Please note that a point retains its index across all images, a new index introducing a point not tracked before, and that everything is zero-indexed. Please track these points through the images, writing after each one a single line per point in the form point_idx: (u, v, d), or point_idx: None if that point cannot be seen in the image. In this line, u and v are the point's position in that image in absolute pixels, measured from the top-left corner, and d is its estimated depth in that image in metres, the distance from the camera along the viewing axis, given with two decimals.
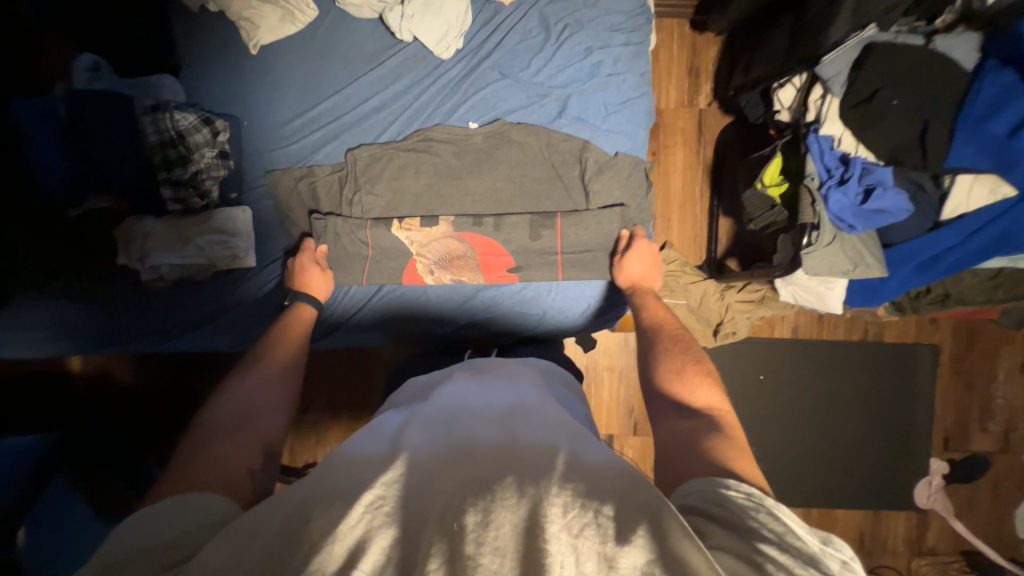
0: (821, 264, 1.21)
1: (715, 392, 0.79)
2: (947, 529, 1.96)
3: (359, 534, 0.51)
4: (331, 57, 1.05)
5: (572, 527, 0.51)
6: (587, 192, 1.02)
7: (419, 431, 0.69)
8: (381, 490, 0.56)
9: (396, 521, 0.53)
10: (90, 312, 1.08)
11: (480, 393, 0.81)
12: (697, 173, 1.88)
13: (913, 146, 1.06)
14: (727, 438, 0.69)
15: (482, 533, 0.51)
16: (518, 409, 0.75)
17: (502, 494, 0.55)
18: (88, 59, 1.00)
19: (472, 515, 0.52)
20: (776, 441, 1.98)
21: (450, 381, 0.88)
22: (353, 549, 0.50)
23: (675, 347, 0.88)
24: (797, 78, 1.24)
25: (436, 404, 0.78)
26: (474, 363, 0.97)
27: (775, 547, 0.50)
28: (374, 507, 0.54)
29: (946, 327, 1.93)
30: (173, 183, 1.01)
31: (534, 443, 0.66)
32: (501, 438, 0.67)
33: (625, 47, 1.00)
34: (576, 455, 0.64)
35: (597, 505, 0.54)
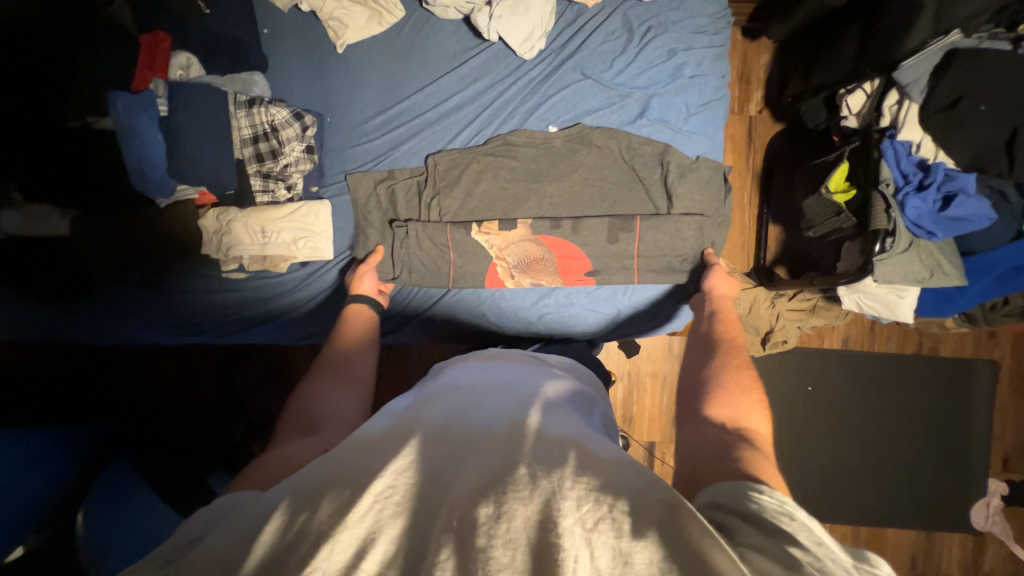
0: (896, 271, 1.19)
1: (760, 412, 0.71)
2: (1006, 554, 1.88)
3: (368, 526, 0.48)
4: (414, 57, 1.07)
5: (586, 521, 0.48)
6: (669, 196, 1.01)
7: (429, 414, 0.68)
8: (390, 477, 0.53)
9: (404, 512, 0.51)
10: (173, 301, 1.12)
11: (497, 384, 0.79)
12: (747, 180, 1.86)
13: (999, 153, 1.04)
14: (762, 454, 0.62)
15: (494, 525, 0.48)
16: (535, 398, 0.74)
17: (514, 487, 0.52)
18: (181, 57, 1.03)
19: (484, 508, 0.50)
20: (824, 456, 1.93)
21: (462, 368, 0.87)
22: (360, 543, 0.47)
23: (724, 358, 0.82)
24: (868, 84, 1.23)
25: (453, 390, 0.76)
26: (497, 354, 0.95)
27: (809, 553, 0.44)
28: (382, 496, 0.51)
29: (1006, 342, 1.88)
30: (265, 175, 1.05)
31: (547, 432, 0.63)
32: (513, 425, 0.65)
33: (709, 49, 1.01)
34: (589, 448, 0.61)
35: (613, 499, 0.51)
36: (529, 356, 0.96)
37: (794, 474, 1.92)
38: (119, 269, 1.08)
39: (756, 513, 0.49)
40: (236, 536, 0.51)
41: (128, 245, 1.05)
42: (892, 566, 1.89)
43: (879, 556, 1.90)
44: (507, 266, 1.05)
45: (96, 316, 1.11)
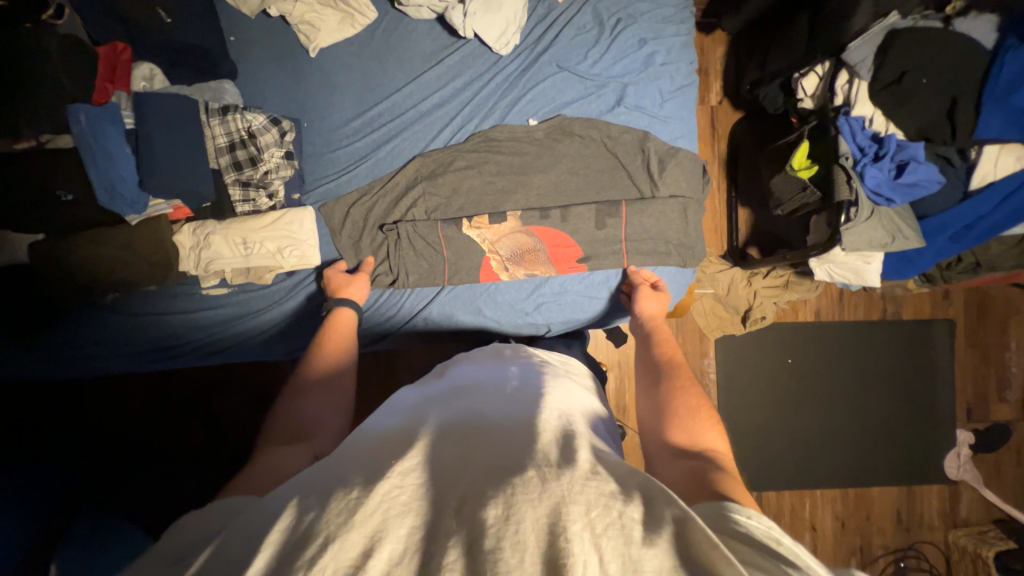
0: (862, 239, 1.26)
1: (721, 437, 0.74)
2: (978, 499, 2.01)
3: (375, 524, 0.46)
4: (390, 58, 1.07)
5: (596, 525, 0.46)
6: (653, 180, 1.04)
7: (436, 416, 0.68)
8: (396, 477, 0.52)
9: (412, 511, 0.49)
10: (143, 325, 1.07)
11: (505, 385, 0.78)
12: (714, 166, 1.94)
13: (942, 122, 1.14)
14: (730, 475, 0.64)
15: (502, 527, 0.46)
16: (541, 398, 0.73)
17: (522, 489, 0.50)
18: (144, 68, 1.00)
19: (491, 508, 0.48)
20: (808, 424, 2.01)
21: (467, 369, 0.88)
22: (370, 540, 0.45)
23: (672, 381, 0.85)
24: (819, 66, 1.30)
25: (459, 394, 0.75)
26: (501, 351, 0.97)
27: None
28: (389, 496, 0.49)
29: (959, 301, 2.02)
30: (243, 184, 1.01)
31: (554, 433, 0.63)
32: (517, 424, 0.64)
33: (676, 38, 1.06)
34: (597, 452, 0.61)
35: (624, 505, 0.49)
36: (524, 351, 0.99)
37: (783, 446, 1.99)
38: (81, 296, 1.00)
39: (748, 532, 0.49)
40: (247, 537, 0.48)
41: (95, 266, 0.98)
42: (880, 522, 1.99)
43: (867, 514, 2.00)
44: (500, 255, 1.05)
45: (61, 347, 1.05)
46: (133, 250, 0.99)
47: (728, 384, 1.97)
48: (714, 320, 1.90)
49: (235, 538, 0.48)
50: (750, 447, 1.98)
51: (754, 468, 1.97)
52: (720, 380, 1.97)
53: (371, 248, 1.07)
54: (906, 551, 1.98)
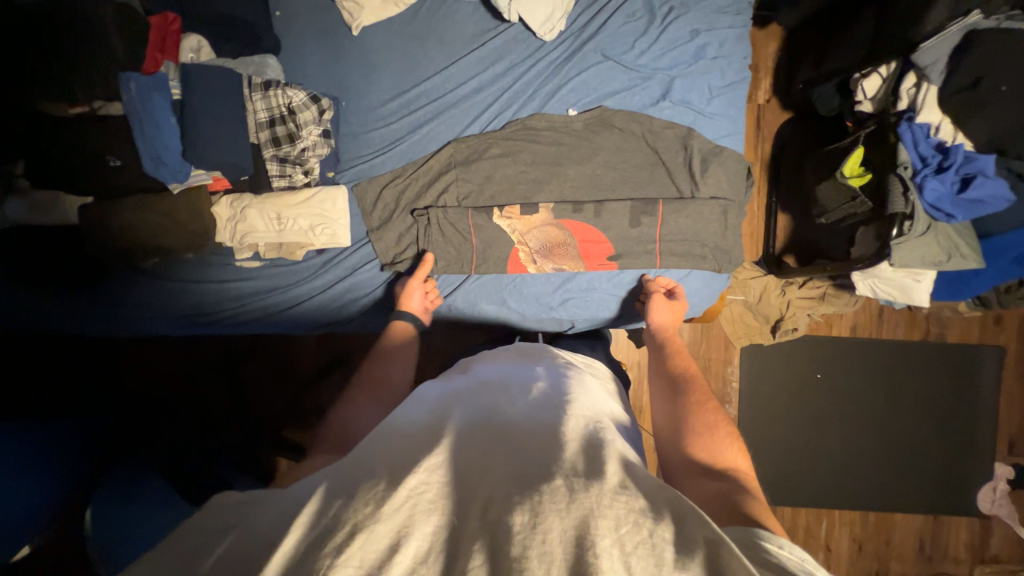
0: (915, 255, 1.19)
1: (742, 456, 0.73)
2: (1011, 536, 1.91)
3: (402, 520, 0.48)
4: (431, 39, 1.05)
5: (626, 542, 0.46)
6: (693, 180, 1.00)
7: (460, 413, 0.69)
8: (424, 474, 0.53)
9: (438, 509, 0.50)
10: (183, 291, 1.11)
11: (528, 384, 0.78)
12: (756, 168, 1.85)
13: (1019, 134, 1.04)
14: (756, 499, 0.63)
15: (529, 535, 0.46)
16: (565, 400, 0.72)
17: (550, 497, 0.50)
18: (193, 39, 1.00)
19: (518, 515, 0.48)
20: (833, 442, 1.94)
21: (491, 365, 0.88)
22: (396, 534, 0.46)
23: (688, 395, 0.83)
24: (884, 67, 1.22)
25: (482, 391, 0.76)
26: (525, 350, 0.96)
27: None
28: (416, 491, 0.51)
29: (1012, 328, 1.89)
30: (281, 159, 1.02)
31: (579, 439, 0.62)
32: (541, 427, 0.64)
33: (731, 30, 1.00)
34: (625, 463, 0.60)
35: (653, 523, 0.48)
36: (544, 350, 0.98)
37: (804, 463, 1.93)
38: (129, 259, 1.05)
39: (781, 563, 0.48)
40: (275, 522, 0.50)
41: (140, 231, 1.02)
42: (901, 550, 1.91)
43: (888, 541, 1.92)
44: (529, 248, 1.04)
45: (105, 308, 1.10)
46: (172, 219, 1.02)
47: (751, 395, 1.91)
48: (741, 328, 1.83)
49: (266, 518, 0.52)
50: (769, 461, 1.92)
51: (772, 483, 1.92)
52: (743, 390, 1.91)
53: (401, 231, 1.07)
54: None
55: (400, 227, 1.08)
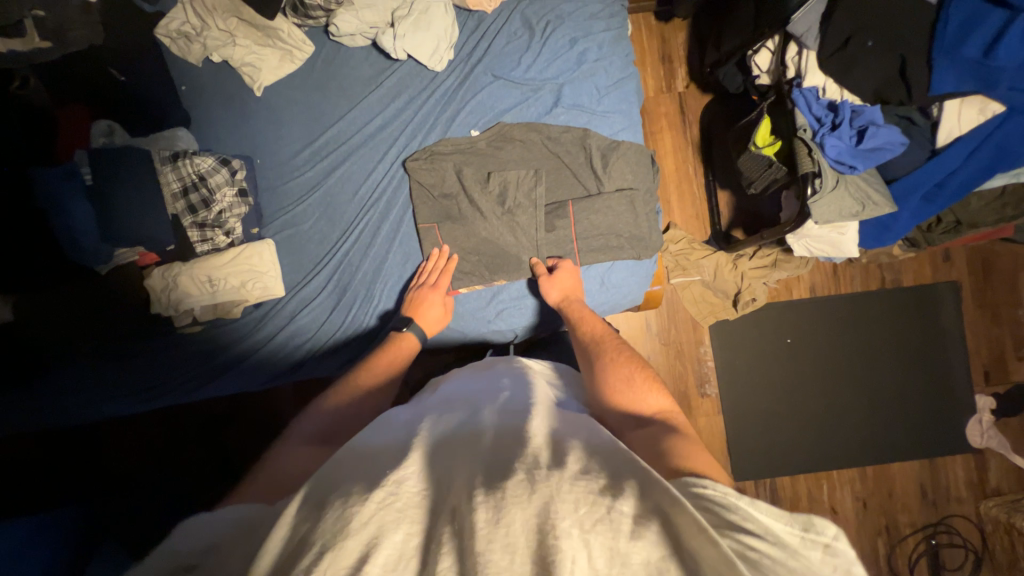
0: (831, 210, 1.22)
1: (660, 395, 0.81)
2: (1006, 464, 1.93)
3: (371, 532, 0.46)
4: (331, 87, 1.11)
5: (584, 522, 0.46)
6: (598, 177, 1.06)
7: (431, 429, 0.67)
8: (392, 485, 0.52)
9: (407, 518, 0.49)
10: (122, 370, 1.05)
11: (495, 396, 0.77)
12: (687, 152, 1.90)
13: (896, 81, 1.10)
14: (682, 434, 0.70)
15: (492, 530, 0.45)
16: (531, 405, 0.72)
17: (512, 491, 0.49)
18: (102, 124, 1.03)
19: (481, 511, 0.47)
20: (816, 403, 1.95)
21: (456, 383, 0.88)
22: (365, 547, 0.45)
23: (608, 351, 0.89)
24: (770, 41, 1.28)
25: (451, 409, 0.75)
26: (489, 363, 0.96)
27: (763, 540, 0.47)
28: (385, 502, 0.49)
29: (962, 260, 1.94)
30: (200, 225, 1.05)
31: (543, 437, 0.61)
32: (508, 430, 0.64)
33: (607, 33, 1.08)
34: (590, 447, 0.60)
35: (613, 500, 0.48)
36: (508, 360, 0.97)
37: (792, 428, 1.93)
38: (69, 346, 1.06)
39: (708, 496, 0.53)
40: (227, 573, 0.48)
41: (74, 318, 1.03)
42: (904, 499, 1.91)
43: (890, 492, 1.92)
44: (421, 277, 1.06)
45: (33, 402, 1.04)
46: (117, 297, 1.05)
47: (728, 371, 1.92)
48: (705, 307, 1.86)
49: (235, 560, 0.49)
50: (760, 434, 1.92)
51: (767, 456, 1.91)
52: (719, 367, 1.92)
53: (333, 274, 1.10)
54: (936, 527, 1.90)
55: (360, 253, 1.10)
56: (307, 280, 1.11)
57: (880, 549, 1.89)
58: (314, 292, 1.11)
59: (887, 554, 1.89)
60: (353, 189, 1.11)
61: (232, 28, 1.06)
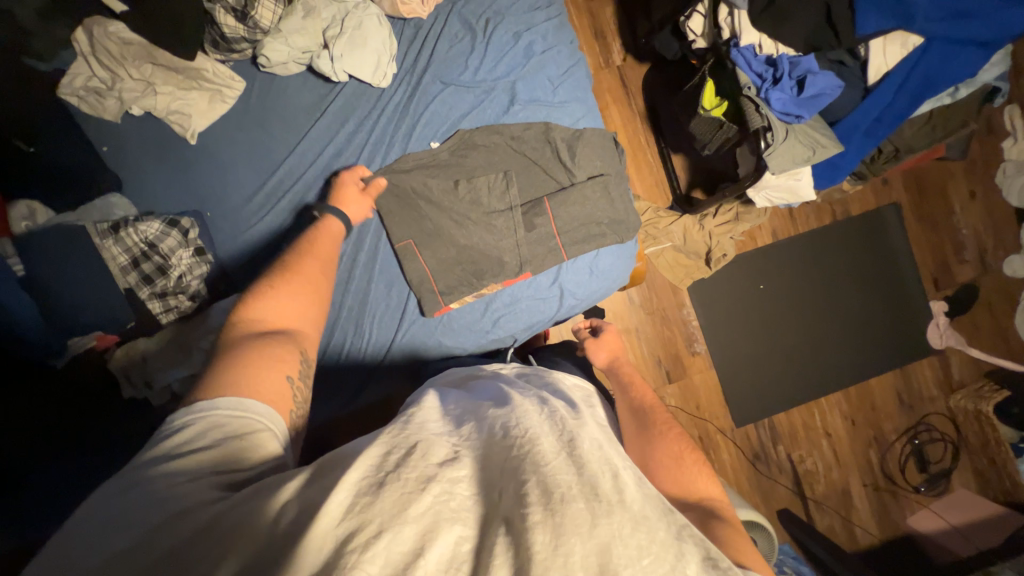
0: (785, 159, 1.26)
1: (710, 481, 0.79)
2: (965, 357, 2.12)
3: (428, 523, 0.45)
4: (273, 121, 1.04)
5: (648, 574, 0.45)
6: (568, 168, 1.05)
7: (482, 414, 0.63)
8: (445, 481, 0.50)
9: (460, 518, 0.47)
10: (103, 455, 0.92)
11: (541, 391, 0.73)
12: (637, 124, 1.93)
13: (824, 28, 1.16)
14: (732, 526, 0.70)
15: (550, 557, 0.43)
16: (578, 412, 0.67)
17: (573, 523, 0.47)
18: (22, 207, 0.92)
19: (538, 533, 0.45)
20: (796, 339, 2.06)
21: (486, 378, 0.82)
22: (421, 539, 0.44)
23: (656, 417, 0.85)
24: (700, 5, 1.29)
25: (497, 394, 0.70)
26: (509, 367, 0.91)
27: None
28: (440, 499, 0.48)
29: (899, 183, 2.09)
30: (160, 295, 0.97)
31: (601, 459, 0.57)
32: (562, 432, 0.59)
33: (549, 22, 1.07)
34: (640, 486, 0.57)
35: (678, 563, 0.47)
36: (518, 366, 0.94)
37: (779, 366, 2.04)
38: None
39: None
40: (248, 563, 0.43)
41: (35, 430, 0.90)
42: (886, 409, 2.07)
43: (873, 406, 2.07)
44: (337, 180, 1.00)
45: None
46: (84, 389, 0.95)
47: (713, 326, 2.00)
48: (681, 270, 1.92)
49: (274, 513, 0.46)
50: (752, 378, 2.01)
51: (762, 397, 2.01)
52: (704, 324, 1.99)
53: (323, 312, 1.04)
54: (917, 427, 2.08)
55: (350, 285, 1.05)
56: None
57: (873, 458, 2.05)
58: None
59: (880, 461, 2.05)
60: (312, 210, 1.02)
61: (149, 75, 0.97)
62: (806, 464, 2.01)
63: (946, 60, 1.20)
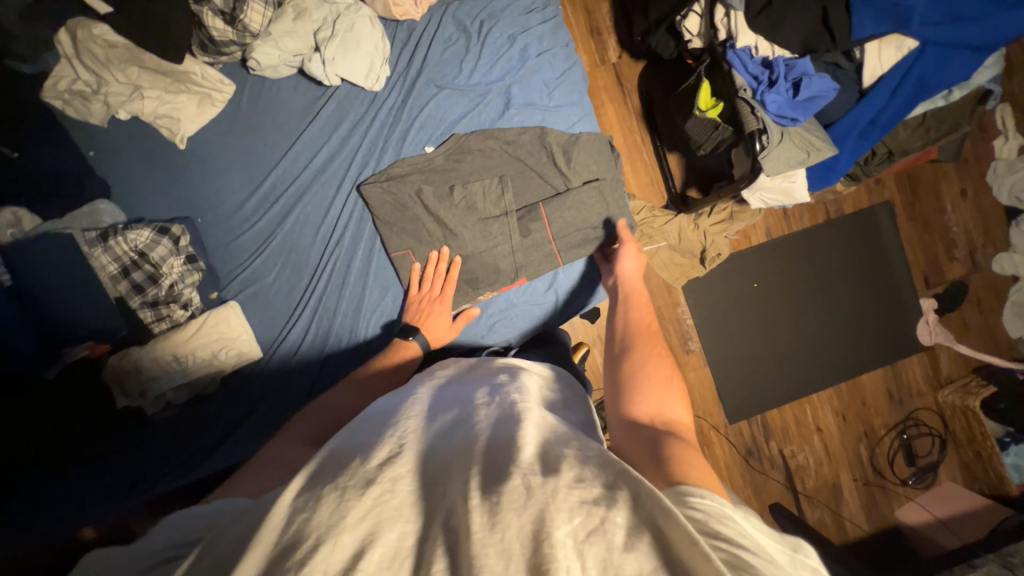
0: (781, 159, 1.26)
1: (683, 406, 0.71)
2: (954, 354, 2.16)
3: (367, 527, 0.45)
4: (265, 125, 1.03)
5: (579, 532, 0.44)
6: (564, 174, 1.05)
7: (425, 423, 0.65)
8: (387, 482, 0.50)
9: (402, 516, 0.47)
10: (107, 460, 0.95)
11: (487, 391, 0.75)
12: (633, 123, 1.92)
13: (821, 31, 1.15)
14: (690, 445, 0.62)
15: (488, 534, 0.44)
16: (525, 404, 0.69)
17: (509, 498, 0.47)
18: (7, 214, 0.90)
19: (476, 515, 0.45)
20: (789, 336, 2.08)
21: (439, 381, 0.83)
22: (362, 542, 0.43)
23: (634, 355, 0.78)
24: (697, 5, 1.28)
25: (440, 403, 0.72)
26: (471, 363, 0.92)
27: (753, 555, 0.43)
28: (380, 501, 0.48)
29: (892, 182, 2.11)
30: (152, 304, 0.96)
31: (541, 441, 0.58)
32: (504, 428, 0.61)
33: (544, 24, 1.06)
34: (586, 451, 0.57)
35: (607, 510, 0.46)
36: (492, 362, 0.91)
37: (771, 364, 2.06)
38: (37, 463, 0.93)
39: (698, 508, 0.48)
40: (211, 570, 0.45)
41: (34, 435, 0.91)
42: (876, 405, 2.10)
43: (863, 402, 2.11)
44: (420, 290, 1.01)
45: None
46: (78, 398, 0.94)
47: (707, 324, 2.01)
48: (675, 269, 1.92)
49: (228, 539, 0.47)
50: (745, 376, 2.03)
51: (755, 394, 2.04)
52: (698, 322, 2.00)
53: (297, 311, 1.05)
54: (906, 423, 2.11)
55: (336, 289, 1.05)
56: (286, 325, 1.05)
57: (863, 453, 2.08)
58: (292, 339, 1.04)
59: (869, 456, 2.08)
60: (300, 214, 1.03)
61: (135, 79, 0.94)
62: (797, 459, 2.04)
63: (940, 63, 1.20)
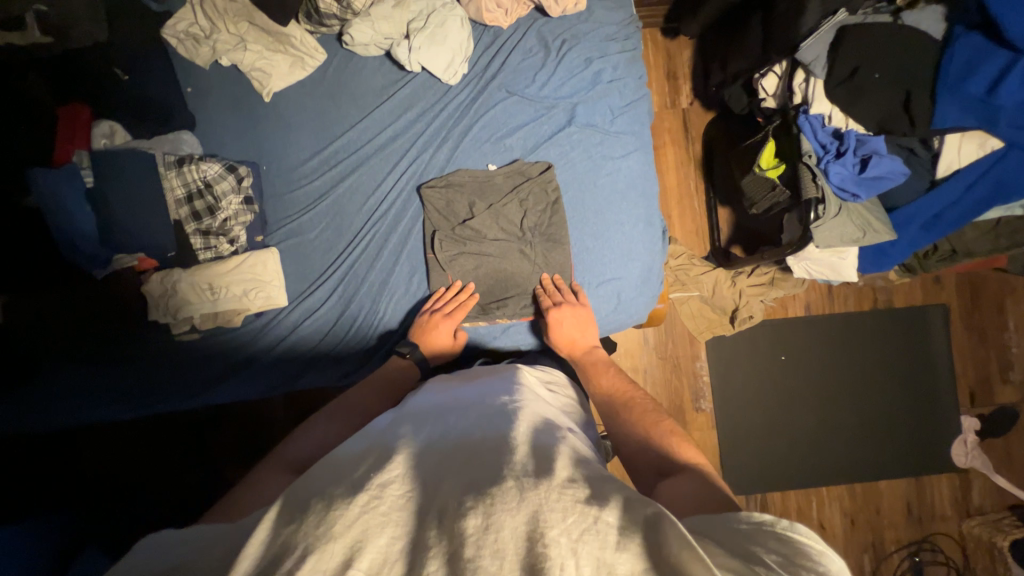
0: (834, 234, 1.23)
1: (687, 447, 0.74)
2: (989, 484, 1.97)
3: (356, 535, 0.46)
4: (342, 96, 1.10)
5: (571, 531, 0.46)
6: (605, 197, 1.08)
7: (418, 431, 0.64)
8: (375, 488, 0.50)
9: (391, 521, 0.48)
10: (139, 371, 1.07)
11: (480, 398, 0.75)
12: (690, 168, 1.92)
13: (900, 114, 1.13)
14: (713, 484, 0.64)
15: (481, 535, 0.46)
16: (518, 409, 0.70)
17: (502, 496, 0.49)
18: (105, 125, 1.02)
19: (471, 518, 0.47)
20: (808, 419, 1.97)
21: (441, 388, 0.84)
22: (349, 552, 0.45)
23: (630, 410, 0.83)
24: (777, 67, 1.28)
25: (435, 409, 0.73)
26: (475, 370, 0.93)
27: (778, 569, 0.45)
28: (371, 506, 0.49)
29: (952, 285, 1.99)
30: (204, 232, 1.04)
31: (529, 444, 0.59)
32: (497, 432, 0.62)
33: (621, 54, 1.10)
34: (575, 458, 0.58)
35: (599, 509, 0.48)
36: (501, 368, 0.94)
37: (785, 444, 1.95)
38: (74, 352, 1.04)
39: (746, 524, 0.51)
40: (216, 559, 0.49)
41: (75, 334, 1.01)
42: (890, 517, 1.94)
43: (876, 509, 1.95)
44: (433, 306, 1.05)
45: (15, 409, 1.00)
46: (120, 304, 1.03)
47: (723, 387, 1.94)
48: (702, 322, 1.87)
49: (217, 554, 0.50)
50: (752, 449, 1.93)
51: (758, 471, 1.93)
52: (715, 382, 1.93)
53: (328, 275, 1.09)
54: (920, 543, 1.94)
55: (367, 258, 1.09)
56: (314, 286, 1.10)
57: (865, 564, 1.92)
58: (319, 300, 1.09)
59: (872, 570, 1.92)
60: (354, 182, 1.10)
61: (242, 33, 1.05)
62: None
63: None
